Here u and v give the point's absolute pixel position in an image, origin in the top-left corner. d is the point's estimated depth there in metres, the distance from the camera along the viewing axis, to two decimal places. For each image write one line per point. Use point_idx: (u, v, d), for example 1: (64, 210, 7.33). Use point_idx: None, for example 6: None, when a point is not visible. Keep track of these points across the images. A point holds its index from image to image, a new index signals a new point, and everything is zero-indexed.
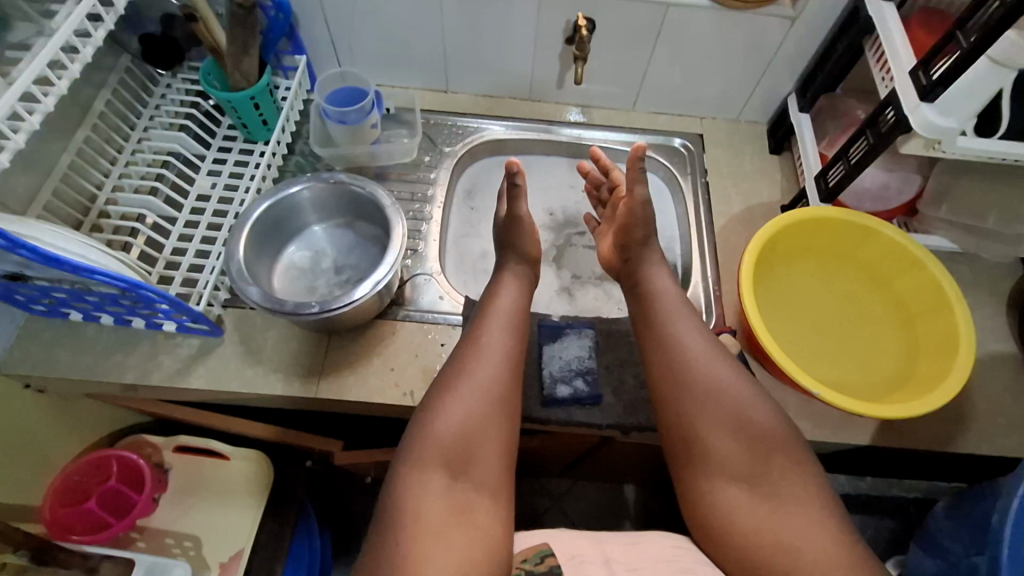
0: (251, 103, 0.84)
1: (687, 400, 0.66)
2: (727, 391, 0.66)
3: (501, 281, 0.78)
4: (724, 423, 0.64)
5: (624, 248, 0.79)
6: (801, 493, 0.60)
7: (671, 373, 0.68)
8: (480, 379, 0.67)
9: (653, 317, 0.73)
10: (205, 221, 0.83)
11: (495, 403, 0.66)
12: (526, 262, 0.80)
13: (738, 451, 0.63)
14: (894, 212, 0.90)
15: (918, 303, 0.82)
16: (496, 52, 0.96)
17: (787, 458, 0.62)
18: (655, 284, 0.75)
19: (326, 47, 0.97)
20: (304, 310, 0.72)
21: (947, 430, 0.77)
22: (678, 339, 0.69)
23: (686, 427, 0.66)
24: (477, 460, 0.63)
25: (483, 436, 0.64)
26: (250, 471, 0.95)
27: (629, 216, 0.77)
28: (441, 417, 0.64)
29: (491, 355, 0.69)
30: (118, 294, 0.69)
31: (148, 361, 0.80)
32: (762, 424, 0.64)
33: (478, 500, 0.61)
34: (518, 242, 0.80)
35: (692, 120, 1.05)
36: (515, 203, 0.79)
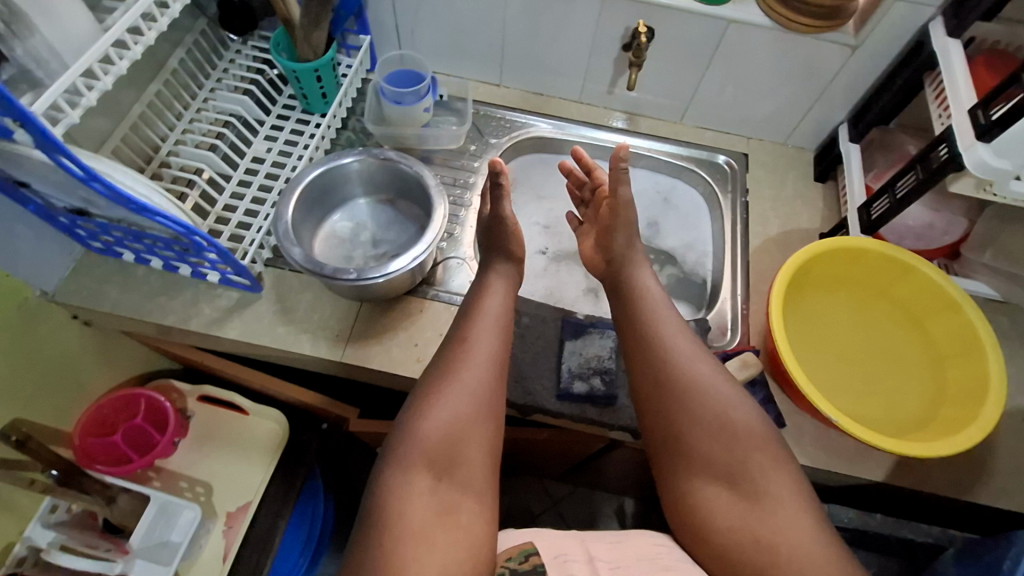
0: (314, 75, 0.88)
1: (673, 420, 0.66)
2: (713, 405, 0.65)
3: (489, 281, 0.78)
4: (710, 438, 0.64)
5: (607, 251, 0.81)
6: (784, 495, 0.60)
7: (658, 392, 0.67)
8: (465, 377, 0.68)
9: (642, 327, 0.72)
10: (257, 181, 0.87)
11: (480, 403, 0.67)
12: (514, 260, 0.81)
13: (724, 464, 0.63)
14: (935, 253, 0.89)
15: (951, 345, 0.80)
16: (553, 52, 0.98)
17: (769, 461, 0.62)
18: (641, 287, 0.76)
19: (389, 29, 1.00)
20: (341, 275, 0.75)
21: (968, 478, 0.76)
22: (664, 357, 0.68)
23: (672, 447, 0.66)
24: (460, 463, 0.63)
25: (467, 436, 0.65)
26: (267, 427, 0.99)
27: (613, 217, 0.79)
28: (426, 418, 0.65)
29: (478, 352, 0.70)
30: (171, 239, 0.74)
31: (189, 307, 0.83)
32: (747, 435, 0.63)
33: (462, 501, 0.62)
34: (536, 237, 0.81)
35: (738, 139, 1.05)
36: (498, 204, 0.80)
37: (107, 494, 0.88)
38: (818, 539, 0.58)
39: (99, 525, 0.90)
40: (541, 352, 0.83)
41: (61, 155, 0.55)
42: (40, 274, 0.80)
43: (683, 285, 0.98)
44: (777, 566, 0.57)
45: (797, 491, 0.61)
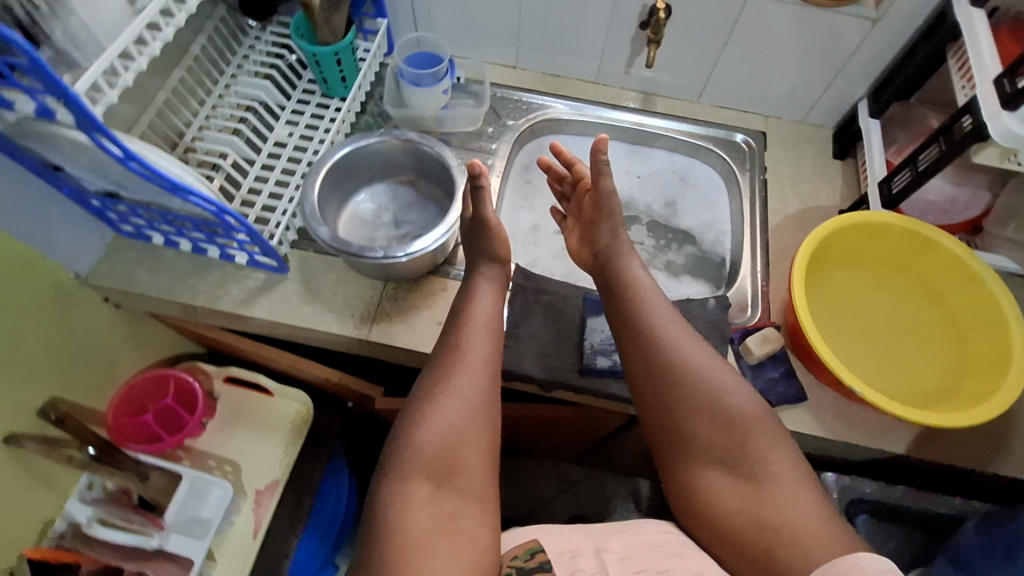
0: (334, 59, 0.89)
1: (669, 420, 0.67)
2: (706, 401, 0.66)
3: (491, 266, 0.80)
4: (706, 433, 0.65)
5: (594, 243, 0.80)
6: (784, 474, 0.62)
7: (653, 390, 0.68)
8: (457, 383, 0.69)
9: (632, 325, 0.72)
10: (280, 165, 0.89)
11: (475, 406, 0.68)
12: (498, 262, 0.80)
13: (721, 456, 0.64)
14: (956, 228, 0.89)
15: (973, 317, 0.81)
16: (571, 33, 0.98)
17: (766, 442, 0.64)
18: (632, 277, 0.76)
19: (407, 12, 1.01)
20: (367, 253, 0.76)
21: (990, 450, 0.77)
22: (656, 356, 0.69)
23: (670, 444, 0.67)
24: (459, 472, 0.65)
25: (464, 440, 0.66)
26: (291, 407, 1.01)
27: (596, 207, 0.79)
28: (421, 428, 0.66)
29: (472, 359, 0.71)
30: (200, 221, 0.76)
31: (217, 288, 0.85)
32: (742, 425, 0.64)
33: (464, 506, 0.63)
34: (487, 246, 0.79)
35: (757, 117, 1.04)
36: (480, 206, 0.78)
37: (139, 471, 0.91)
38: (819, 516, 0.59)
39: (134, 502, 0.92)
40: (563, 329, 0.85)
41: (100, 135, 0.57)
42: (74, 257, 0.82)
43: (701, 264, 0.99)
44: (780, 548, 0.58)
45: (795, 474, 0.62)
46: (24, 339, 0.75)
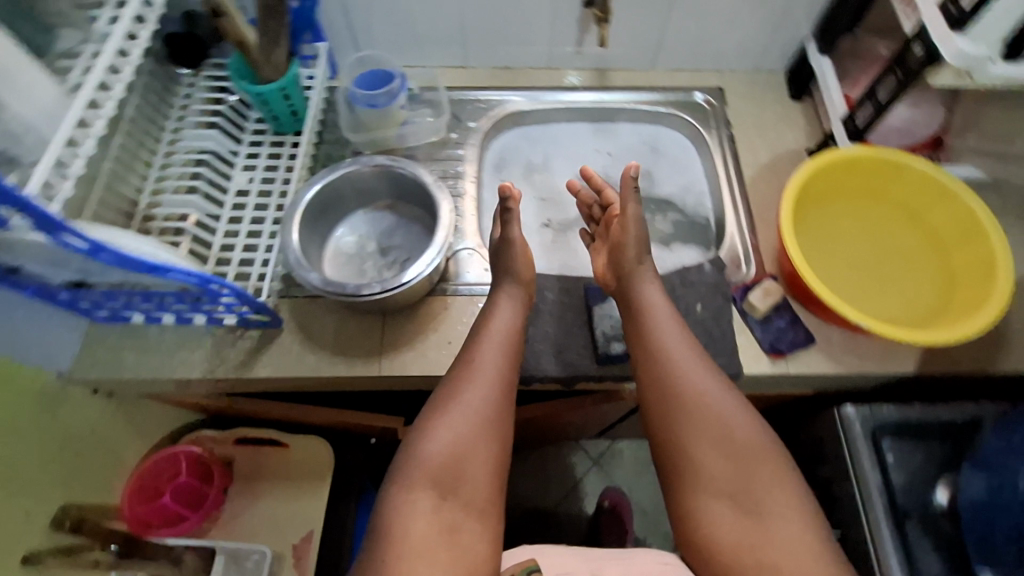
0: (281, 95, 0.85)
1: (677, 447, 0.66)
2: (717, 430, 0.65)
3: (497, 296, 0.79)
4: (715, 463, 0.64)
5: (618, 266, 0.80)
6: (787, 510, 0.61)
7: (661, 408, 0.68)
8: (468, 402, 0.69)
9: (647, 350, 0.71)
10: (248, 215, 0.85)
11: (485, 427, 0.68)
12: (522, 282, 0.80)
13: (728, 493, 0.63)
14: (919, 147, 0.92)
15: (951, 231, 0.84)
16: (515, 22, 0.96)
17: (773, 477, 0.63)
18: (647, 302, 0.75)
19: (344, 31, 0.97)
20: (365, 291, 0.74)
21: (988, 353, 0.81)
22: (669, 384, 0.68)
23: (676, 473, 0.66)
24: (464, 485, 0.65)
25: (471, 457, 0.66)
26: (310, 455, 0.97)
27: (623, 233, 0.80)
28: (429, 440, 0.67)
29: (483, 371, 0.71)
30: (182, 292, 0.72)
31: (212, 354, 0.82)
32: (751, 456, 0.64)
33: (464, 519, 0.64)
34: (512, 265, 0.80)
35: (711, 74, 1.05)
36: (508, 226, 0.81)
37: (173, 556, 0.87)
38: (820, 560, 0.59)
39: None
40: (572, 322, 0.85)
41: (65, 233, 0.53)
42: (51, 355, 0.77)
43: (688, 228, 1.00)
44: None
45: (801, 511, 0.62)
46: (22, 451, 0.71)
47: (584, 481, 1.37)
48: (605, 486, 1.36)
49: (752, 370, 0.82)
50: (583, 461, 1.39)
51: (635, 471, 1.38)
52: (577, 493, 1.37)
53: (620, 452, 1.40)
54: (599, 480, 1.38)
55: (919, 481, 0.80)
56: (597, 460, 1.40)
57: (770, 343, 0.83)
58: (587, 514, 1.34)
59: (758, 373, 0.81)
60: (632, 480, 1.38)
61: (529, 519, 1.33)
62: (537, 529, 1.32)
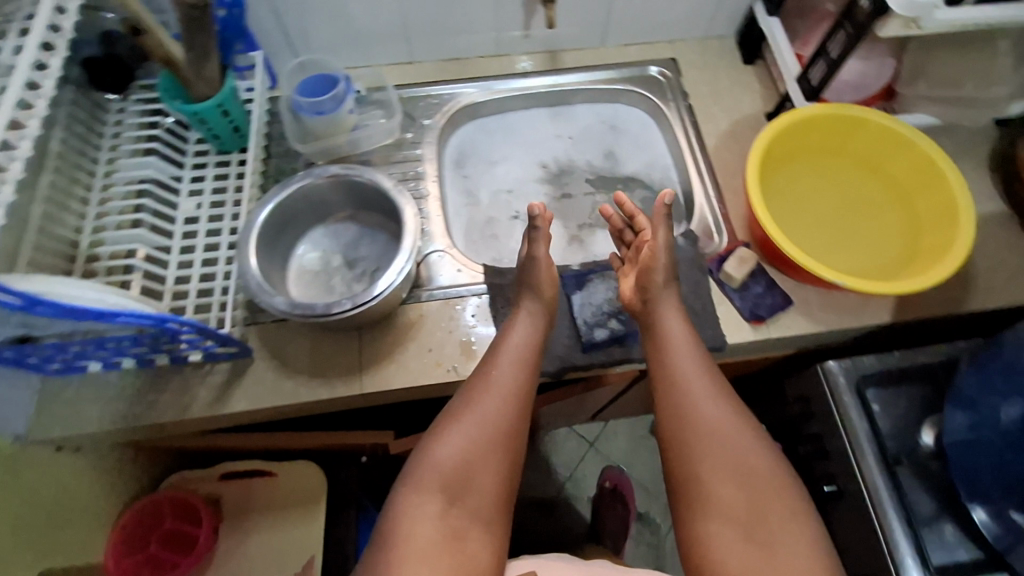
0: (219, 112, 0.81)
1: (690, 470, 0.66)
2: (731, 459, 0.65)
3: (517, 312, 0.77)
4: (726, 492, 0.64)
5: (644, 288, 0.77)
6: (794, 541, 0.61)
7: (674, 423, 0.68)
8: (479, 414, 0.69)
9: (668, 370, 0.71)
10: (201, 242, 0.80)
11: (496, 440, 0.68)
12: (544, 300, 0.78)
13: (738, 525, 0.62)
14: (873, 99, 0.93)
15: (913, 181, 0.86)
16: (458, 10, 0.93)
17: (785, 508, 0.63)
18: (670, 325, 0.74)
19: (278, 37, 0.92)
20: (335, 308, 0.71)
21: (957, 295, 0.84)
22: (688, 407, 0.68)
23: (686, 496, 0.66)
24: (471, 495, 0.66)
25: (480, 465, 0.67)
26: (300, 480, 0.94)
27: (652, 258, 0.77)
28: (439, 446, 0.68)
29: (499, 385, 0.71)
30: (138, 334, 0.67)
31: (182, 394, 0.77)
32: (763, 486, 0.64)
33: (470, 526, 0.65)
34: (535, 282, 0.78)
35: (663, 46, 1.03)
36: (533, 245, 0.79)
37: None
38: None
39: None
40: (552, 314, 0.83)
41: None
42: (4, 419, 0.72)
43: (657, 204, 0.99)
44: None
45: (811, 548, 0.61)
46: None
47: (582, 466, 1.38)
48: (604, 466, 1.37)
49: (735, 340, 0.82)
50: (579, 445, 1.40)
51: (631, 448, 1.39)
52: (577, 477, 1.37)
53: (614, 432, 1.41)
54: (597, 462, 1.38)
55: (906, 427, 0.81)
56: (593, 442, 1.40)
57: (750, 311, 0.83)
58: (589, 496, 1.35)
59: (742, 341, 0.82)
60: (629, 457, 1.38)
61: (532, 510, 1.33)
62: (542, 519, 1.32)
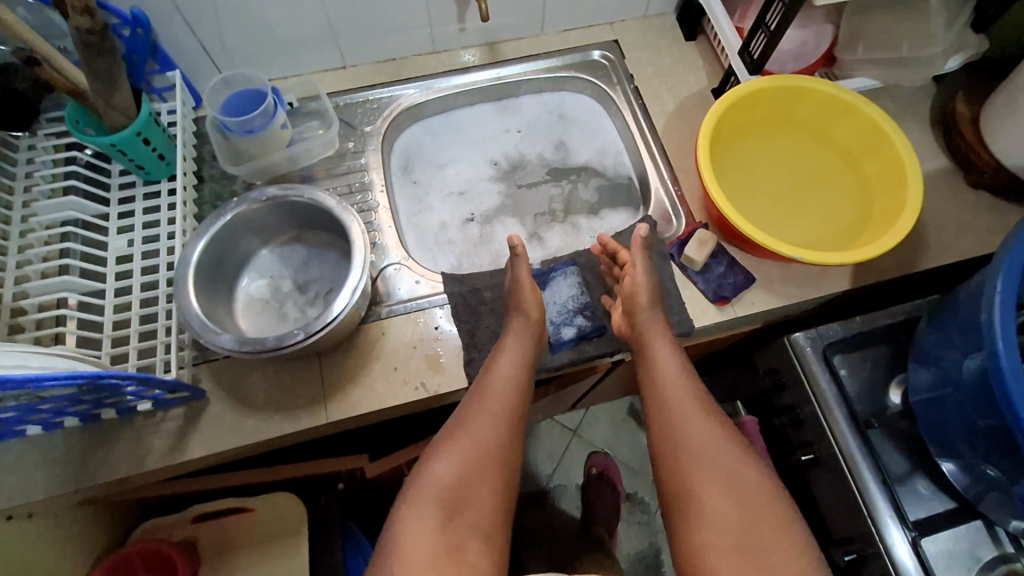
0: (140, 139, 0.75)
1: (682, 482, 0.65)
2: (722, 470, 0.64)
3: (507, 334, 0.76)
4: (718, 504, 0.63)
5: (630, 312, 0.77)
6: (788, 549, 0.59)
7: (669, 437, 0.69)
8: (477, 432, 0.68)
9: (656, 386, 0.72)
10: (137, 282, 0.75)
11: (494, 459, 0.67)
12: (530, 318, 0.76)
13: (733, 536, 0.61)
14: (814, 66, 0.93)
15: (860, 146, 0.86)
16: (387, 9, 0.88)
17: (778, 517, 0.62)
18: (660, 345, 0.75)
19: (198, 53, 0.86)
20: (287, 340, 0.67)
21: (910, 255, 0.85)
22: (677, 421, 0.69)
23: (679, 509, 0.65)
24: (470, 509, 0.64)
25: (478, 482, 0.65)
26: (276, 514, 0.90)
27: (634, 288, 0.78)
28: (437, 463, 0.66)
29: (495, 403, 0.70)
30: (75, 392, 0.63)
31: (136, 446, 0.73)
32: (753, 493, 0.63)
33: (470, 541, 0.62)
34: (524, 302, 0.77)
35: (603, 28, 1.01)
36: (517, 270, 0.80)
37: None
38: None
39: None
40: None
41: None
42: None
43: (613, 191, 0.97)
44: None
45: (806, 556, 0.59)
46: None
47: (566, 456, 1.38)
48: (589, 452, 1.37)
49: (702, 323, 0.81)
50: (562, 435, 1.39)
51: (613, 431, 1.40)
52: (563, 467, 1.37)
53: (595, 417, 1.41)
54: (582, 449, 1.38)
55: (874, 389, 0.83)
56: (576, 430, 1.40)
57: (714, 292, 0.82)
58: (577, 484, 1.35)
59: (708, 324, 0.81)
60: (612, 441, 1.39)
61: (522, 505, 1.33)
62: (532, 513, 1.31)
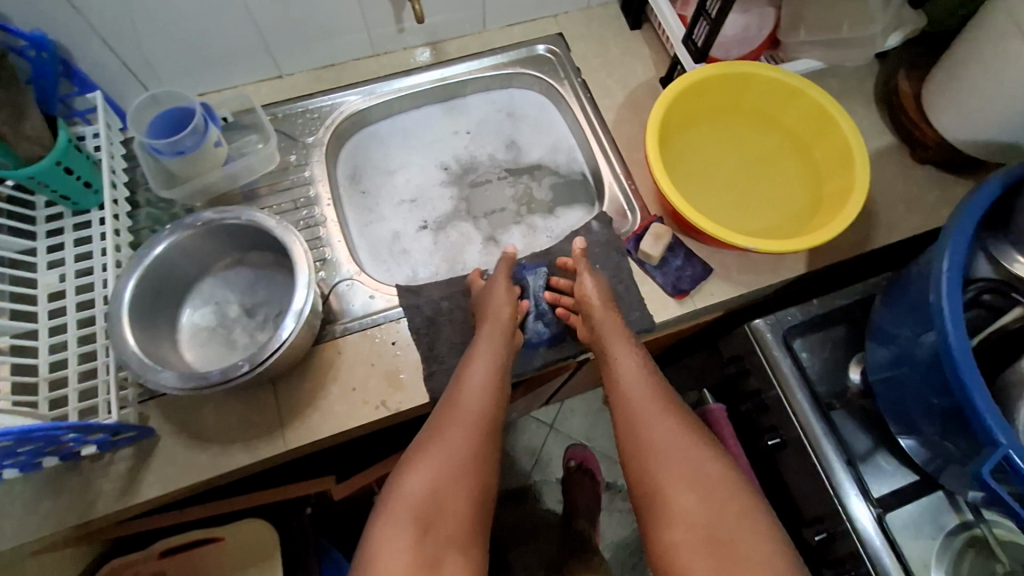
0: (61, 170, 0.70)
1: (652, 481, 0.65)
2: (690, 469, 0.64)
3: (477, 340, 0.73)
4: (687, 502, 0.63)
5: (588, 316, 0.77)
6: (757, 542, 0.60)
7: (639, 436, 0.68)
8: (450, 442, 0.65)
9: (622, 384, 0.72)
10: (72, 319, 0.71)
11: (467, 470, 0.65)
12: (493, 323, 0.74)
13: (702, 533, 0.61)
14: (759, 50, 0.92)
15: (808, 130, 0.86)
16: (319, 15, 0.85)
17: (747, 509, 0.62)
18: (625, 345, 0.74)
19: (120, 72, 0.82)
20: (233, 373, 0.64)
21: (862, 235, 0.86)
22: (642, 420, 0.69)
23: (649, 506, 0.65)
24: (446, 521, 0.63)
25: (453, 493, 0.64)
26: (249, 540, 0.86)
27: (582, 294, 0.78)
28: (410, 476, 0.64)
29: (466, 412, 0.68)
30: (8, 448, 0.59)
31: (84, 492, 0.69)
32: (721, 488, 0.63)
33: (447, 553, 0.61)
34: (492, 305, 0.76)
35: (547, 22, 0.99)
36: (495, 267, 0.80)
37: None
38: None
39: None
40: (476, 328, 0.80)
41: None
42: None
43: (567, 188, 0.96)
44: None
45: (773, 546, 0.60)
46: None
47: (544, 450, 1.37)
48: (567, 445, 1.37)
49: (662, 318, 0.81)
50: (539, 430, 1.39)
51: (589, 422, 1.40)
52: (542, 462, 1.37)
53: (571, 410, 1.41)
54: (559, 443, 1.38)
55: (833, 370, 0.84)
56: (552, 424, 1.40)
57: (673, 286, 0.82)
58: (557, 478, 1.35)
59: (668, 318, 0.81)
60: (589, 432, 1.39)
61: (503, 504, 1.32)
62: (514, 511, 1.31)
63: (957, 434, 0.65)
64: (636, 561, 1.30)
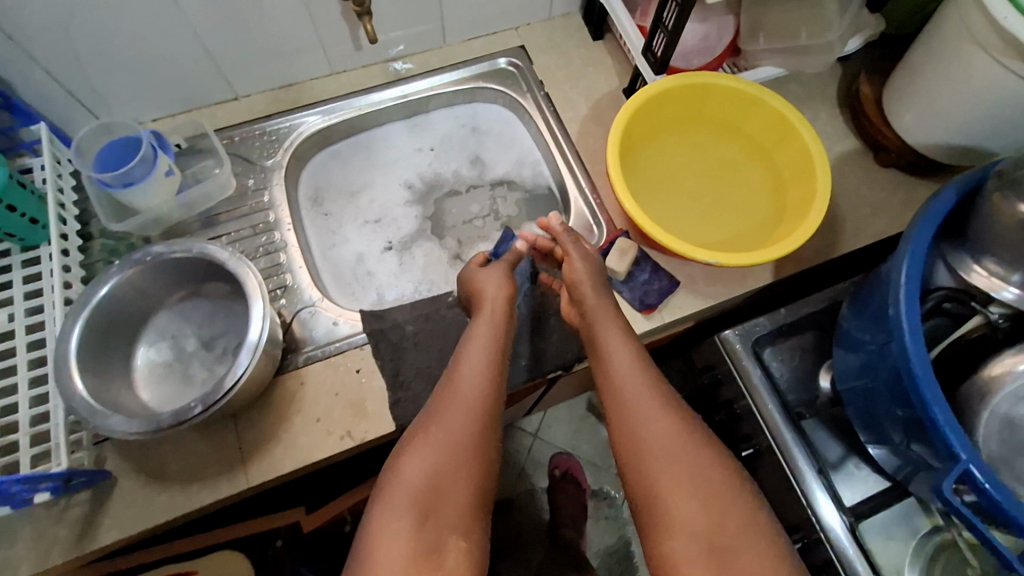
0: (3, 208, 0.67)
1: (652, 482, 0.61)
2: (693, 470, 0.60)
3: (474, 325, 0.71)
4: (688, 509, 0.58)
5: (581, 299, 0.76)
6: (761, 546, 0.56)
7: (642, 428, 0.63)
8: (451, 427, 0.61)
9: (622, 373, 0.68)
10: (20, 361, 0.68)
11: (470, 456, 0.60)
12: (486, 309, 0.72)
13: (705, 539, 0.57)
14: (721, 58, 0.92)
15: (769, 138, 0.86)
16: (271, 35, 0.83)
17: (751, 513, 0.59)
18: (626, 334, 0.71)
19: (66, 102, 0.79)
20: (186, 415, 0.62)
21: (827, 241, 0.86)
22: (646, 412, 0.64)
23: (648, 508, 0.61)
24: (449, 507, 0.58)
25: (454, 480, 0.59)
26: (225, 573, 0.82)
27: (571, 272, 0.78)
28: (408, 462, 0.59)
29: (466, 398, 0.63)
30: None
31: (38, 541, 0.67)
32: (724, 492, 0.59)
33: (448, 542, 0.56)
34: (484, 287, 0.75)
35: (508, 34, 0.98)
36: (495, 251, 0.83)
37: None
38: None
39: None
40: (441, 352, 0.78)
41: None
42: None
43: (534, 203, 0.95)
44: None
45: (776, 554, 0.56)
46: None
47: (528, 459, 1.36)
48: (551, 454, 1.36)
49: None
50: (523, 439, 1.38)
51: (573, 430, 1.39)
52: (527, 472, 1.36)
53: (554, 417, 1.40)
54: (543, 452, 1.37)
55: (803, 379, 0.84)
56: (536, 433, 1.39)
57: (640, 301, 0.81)
58: (541, 488, 1.34)
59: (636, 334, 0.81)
60: (573, 440, 1.38)
61: None
62: (499, 523, 1.30)
63: (922, 443, 0.65)
64: (624, 567, 1.29)
